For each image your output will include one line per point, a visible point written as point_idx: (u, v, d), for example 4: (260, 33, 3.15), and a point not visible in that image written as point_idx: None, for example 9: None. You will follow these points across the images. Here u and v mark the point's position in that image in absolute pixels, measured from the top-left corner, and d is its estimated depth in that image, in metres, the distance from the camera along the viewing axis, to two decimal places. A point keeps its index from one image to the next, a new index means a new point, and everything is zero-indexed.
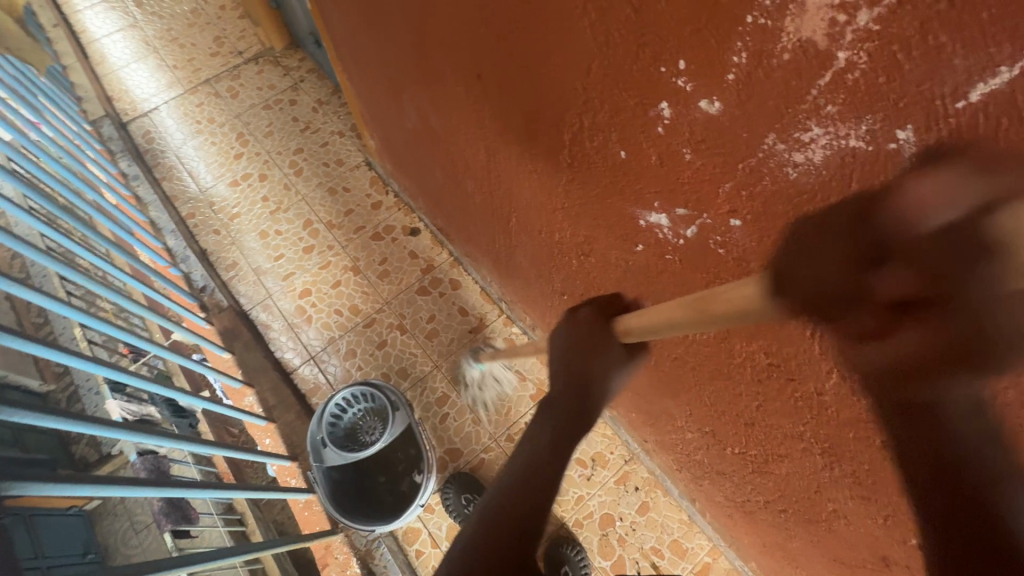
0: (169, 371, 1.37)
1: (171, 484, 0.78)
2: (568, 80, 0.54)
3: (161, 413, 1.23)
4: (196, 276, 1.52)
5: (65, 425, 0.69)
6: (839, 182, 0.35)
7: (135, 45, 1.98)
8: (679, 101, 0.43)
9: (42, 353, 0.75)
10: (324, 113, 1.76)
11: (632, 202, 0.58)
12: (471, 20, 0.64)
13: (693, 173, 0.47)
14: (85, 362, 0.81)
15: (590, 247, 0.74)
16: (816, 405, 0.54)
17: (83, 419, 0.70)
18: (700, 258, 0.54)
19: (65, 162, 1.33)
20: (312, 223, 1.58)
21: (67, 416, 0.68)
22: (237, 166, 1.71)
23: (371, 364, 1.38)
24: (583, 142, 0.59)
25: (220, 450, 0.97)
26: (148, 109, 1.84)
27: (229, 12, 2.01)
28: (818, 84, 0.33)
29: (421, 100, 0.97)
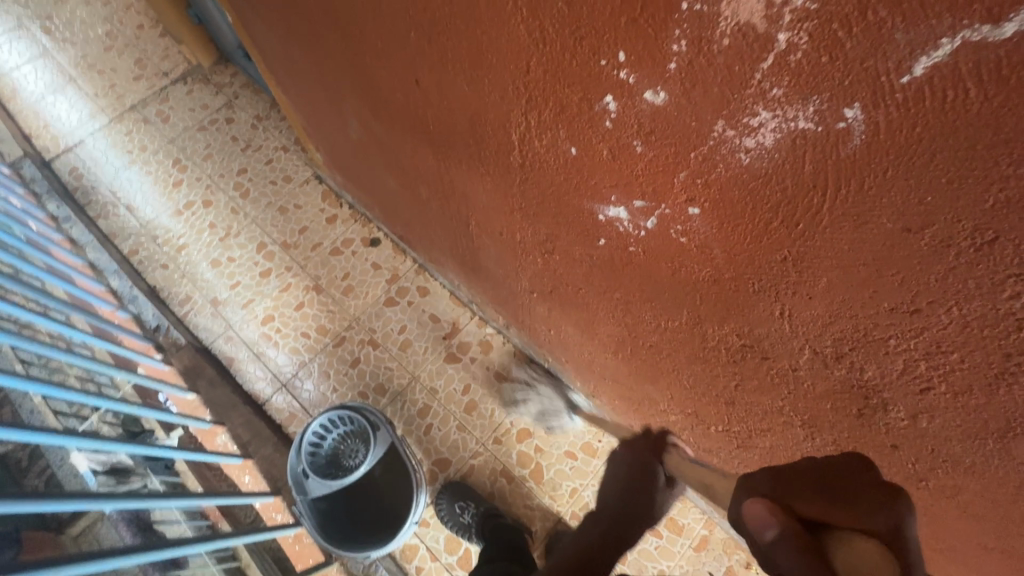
0: None
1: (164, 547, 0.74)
2: (508, 79, 0.52)
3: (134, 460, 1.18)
4: (147, 317, 1.44)
5: (49, 505, 0.64)
6: (793, 164, 0.35)
7: (50, 76, 1.85)
8: (624, 94, 0.41)
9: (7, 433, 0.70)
10: (264, 129, 1.68)
11: (589, 197, 0.56)
12: (403, 25, 0.60)
13: (647, 165, 0.46)
14: (50, 435, 0.76)
15: (553, 245, 0.73)
16: (791, 380, 0.54)
17: (64, 496, 0.66)
18: (665, 247, 0.53)
19: None
20: (266, 246, 1.52)
21: (49, 497, 0.64)
22: (178, 194, 1.62)
23: (347, 384, 1.34)
24: (533, 141, 0.56)
25: (206, 498, 0.93)
26: (72, 144, 1.72)
27: (148, 31, 1.89)
28: (761, 68, 0.31)
29: (362, 110, 0.93)
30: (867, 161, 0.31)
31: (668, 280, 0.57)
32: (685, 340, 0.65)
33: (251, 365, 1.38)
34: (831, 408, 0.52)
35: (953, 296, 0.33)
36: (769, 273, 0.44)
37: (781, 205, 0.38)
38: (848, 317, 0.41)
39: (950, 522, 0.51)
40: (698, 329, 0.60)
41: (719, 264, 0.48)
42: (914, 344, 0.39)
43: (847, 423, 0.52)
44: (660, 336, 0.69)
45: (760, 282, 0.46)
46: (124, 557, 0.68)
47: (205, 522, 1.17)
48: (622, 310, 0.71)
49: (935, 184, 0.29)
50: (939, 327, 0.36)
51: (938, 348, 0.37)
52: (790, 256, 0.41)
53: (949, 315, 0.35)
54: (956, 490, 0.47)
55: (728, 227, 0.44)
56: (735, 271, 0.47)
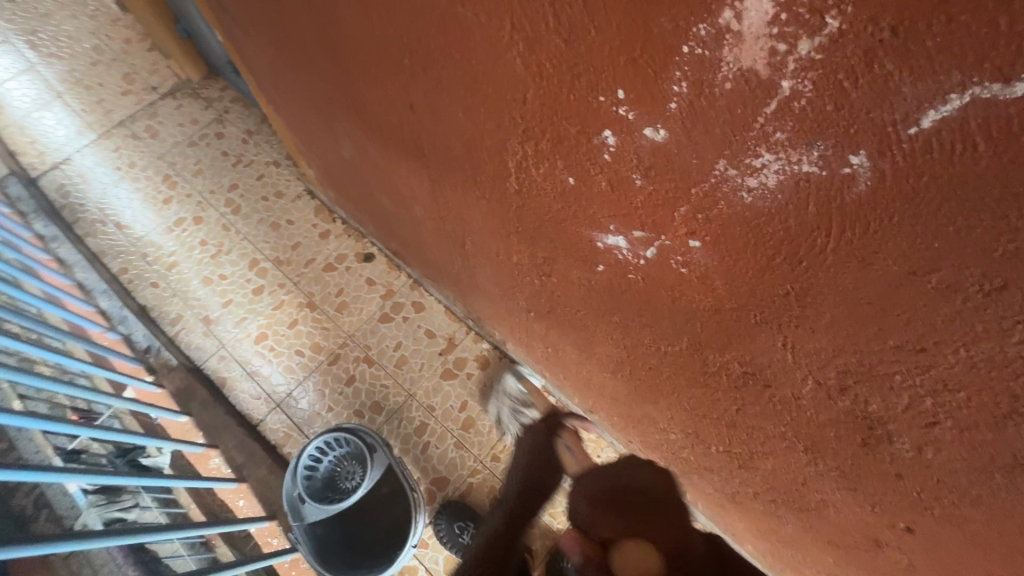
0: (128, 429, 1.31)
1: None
2: (504, 110, 0.51)
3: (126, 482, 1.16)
4: (138, 336, 1.42)
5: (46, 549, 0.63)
6: (797, 204, 0.34)
7: (35, 92, 1.82)
8: (623, 130, 0.41)
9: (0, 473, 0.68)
10: (254, 143, 1.67)
11: (588, 225, 0.56)
12: (397, 52, 0.60)
13: (647, 199, 0.45)
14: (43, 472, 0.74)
15: (550, 268, 0.72)
16: (794, 408, 0.54)
17: (60, 537, 0.64)
18: (665, 276, 0.52)
19: None
20: (258, 262, 1.50)
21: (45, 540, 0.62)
22: (168, 211, 1.60)
23: (342, 403, 1.32)
24: (530, 169, 0.56)
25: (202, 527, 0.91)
26: (59, 161, 1.70)
27: (136, 45, 1.87)
28: (764, 112, 0.31)
29: (354, 131, 0.92)
30: (874, 206, 0.30)
31: (668, 308, 0.56)
32: (685, 365, 0.64)
33: (244, 384, 1.36)
34: (835, 436, 0.52)
35: (961, 338, 0.33)
36: (772, 307, 0.44)
37: (785, 244, 0.37)
38: (853, 352, 0.41)
39: (955, 550, 0.51)
40: (698, 355, 0.60)
41: (720, 296, 0.48)
42: (919, 381, 0.38)
43: (850, 451, 0.51)
44: (660, 359, 0.68)
45: (763, 315, 0.45)
46: None
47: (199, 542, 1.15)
48: (621, 333, 0.71)
49: (942, 231, 0.29)
50: (945, 366, 0.35)
51: (944, 385, 0.37)
52: (793, 292, 0.40)
53: (957, 356, 0.34)
54: (963, 521, 0.47)
55: (730, 261, 0.43)
56: (736, 303, 0.47)
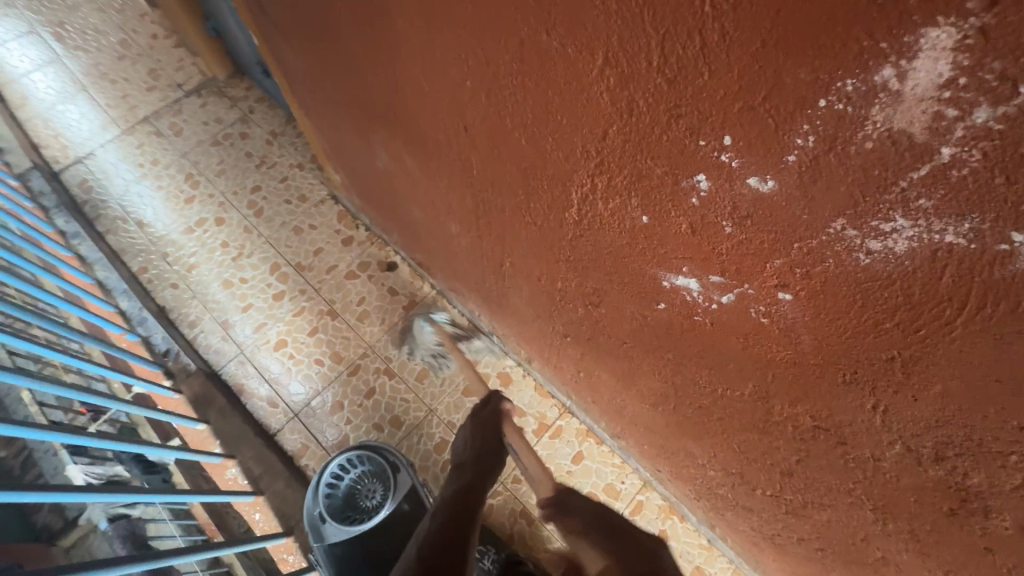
0: (134, 423, 1.32)
1: None
2: (577, 141, 0.48)
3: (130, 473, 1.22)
4: (157, 340, 1.39)
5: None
6: (928, 273, 0.31)
7: (60, 85, 1.81)
8: (719, 176, 0.38)
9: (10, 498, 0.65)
10: (279, 145, 1.65)
11: (655, 264, 0.53)
12: (458, 73, 0.57)
13: (734, 246, 0.42)
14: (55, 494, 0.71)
15: (599, 298, 0.69)
16: (870, 468, 0.50)
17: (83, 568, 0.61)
18: (741, 324, 0.49)
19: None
20: (280, 267, 1.48)
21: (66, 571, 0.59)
22: (190, 210, 1.58)
23: (361, 415, 1.30)
24: (596, 203, 0.53)
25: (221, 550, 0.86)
26: (82, 155, 1.68)
27: (162, 41, 1.86)
28: (910, 177, 0.28)
29: (393, 143, 0.90)
30: None
31: (736, 352, 0.53)
32: (744, 410, 0.61)
33: (261, 391, 1.34)
34: (916, 500, 0.48)
35: None
36: (869, 369, 0.41)
37: (902, 309, 0.34)
38: (961, 425, 0.38)
39: None
40: (761, 402, 0.57)
41: (804, 350, 0.45)
42: None
43: (932, 518, 0.48)
44: (712, 400, 0.65)
45: (856, 377, 0.43)
46: None
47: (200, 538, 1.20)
48: (672, 370, 0.68)
49: None
50: None
51: None
52: (899, 357, 0.37)
53: None
54: None
55: (824, 318, 0.40)
56: (823, 358, 0.44)
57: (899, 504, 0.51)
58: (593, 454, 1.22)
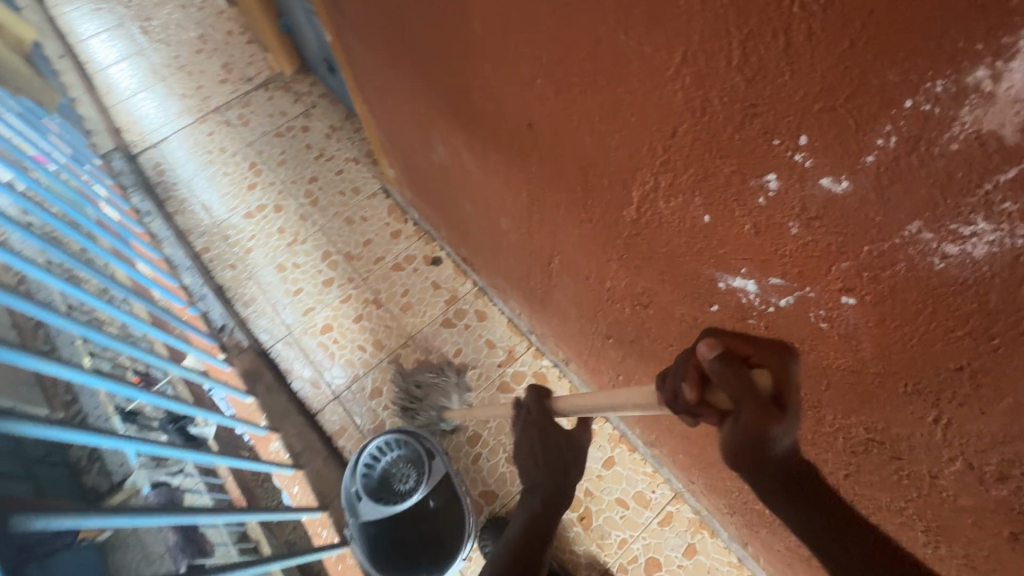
0: None
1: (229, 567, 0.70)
2: (644, 139, 0.50)
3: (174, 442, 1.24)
4: (214, 315, 1.47)
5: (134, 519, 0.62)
6: (1008, 280, 0.31)
7: (142, 75, 1.95)
8: (791, 175, 0.39)
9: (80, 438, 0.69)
10: (337, 139, 1.72)
11: (713, 265, 0.54)
12: (529, 70, 0.59)
13: (799, 248, 0.43)
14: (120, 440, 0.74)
15: (649, 299, 0.70)
16: (926, 486, 0.49)
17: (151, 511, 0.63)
18: (797, 329, 0.50)
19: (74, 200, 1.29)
20: (331, 255, 1.54)
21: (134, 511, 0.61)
22: (252, 196, 1.67)
23: (398, 402, 1.34)
24: (656, 201, 0.54)
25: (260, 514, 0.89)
26: (157, 141, 1.80)
27: (237, 38, 1.98)
28: (995, 179, 0.28)
29: (453, 138, 0.93)
30: None
31: None
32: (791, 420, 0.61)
33: (306, 372, 1.40)
34: (974, 523, 0.47)
35: None
36: (936, 379, 0.40)
37: (976, 317, 0.34)
38: None
39: None
40: (811, 412, 0.56)
41: (865, 357, 0.45)
42: None
43: (991, 544, 0.47)
44: None
45: (922, 388, 0.42)
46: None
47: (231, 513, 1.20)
48: None
49: None
50: None
51: None
52: (969, 367, 0.37)
53: None
54: None
55: (890, 325, 0.40)
56: (885, 367, 0.44)
57: (955, 527, 0.49)
58: (625, 461, 1.22)
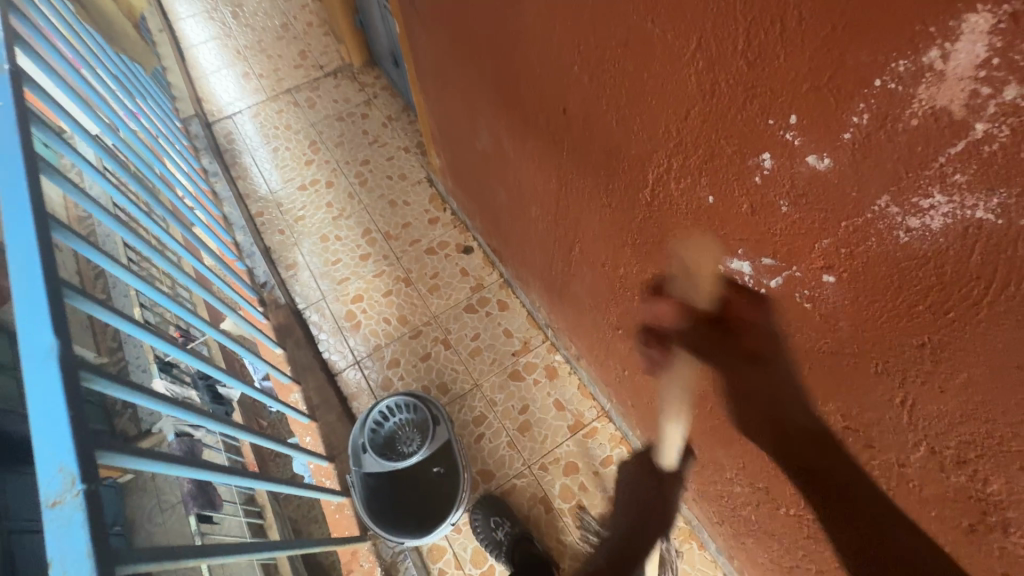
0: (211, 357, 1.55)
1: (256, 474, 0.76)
2: (662, 122, 0.55)
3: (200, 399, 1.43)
4: (258, 272, 1.58)
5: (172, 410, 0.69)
6: (959, 251, 0.34)
7: (227, 54, 2.13)
8: (783, 155, 0.43)
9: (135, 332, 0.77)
10: (392, 129, 1.84)
11: (714, 246, 0.58)
12: (568, 58, 0.65)
13: (788, 226, 0.47)
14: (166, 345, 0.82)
15: (657, 286, 0.74)
16: (896, 477, 0.51)
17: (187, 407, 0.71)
18: (785, 311, 0.53)
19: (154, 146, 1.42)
20: (371, 232, 1.64)
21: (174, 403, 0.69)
22: (307, 171, 1.79)
23: (413, 375, 1.40)
24: (668, 183, 0.59)
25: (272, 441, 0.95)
26: (231, 113, 1.97)
27: (315, 29, 2.14)
28: (948, 152, 0.32)
29: (496, 126, 1.01)
30: None
31: (778, 343, 0.57)
32: (777, 410, 0.63)
33: (333, 336, 1.49)
34: (937, 516, 0.48)
35: None
36: (904, 360, 0.43)
37: (935, 290, 0.37)
38: (985, 421, 0.39)
39: None
40: (795, 401, 0.59)
41: (843, 337, 0.48)
42: None
43: (951, 537, 0.48)
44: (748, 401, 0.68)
45: (891, 370, 0.45)
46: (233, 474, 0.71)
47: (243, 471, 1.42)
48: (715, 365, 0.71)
49: None
50: None
51: None
52: (930, 344, 0.40)
53: None
54: None
55: (863, 303, 0.44)
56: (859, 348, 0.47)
57: (918, 519, 0.51)
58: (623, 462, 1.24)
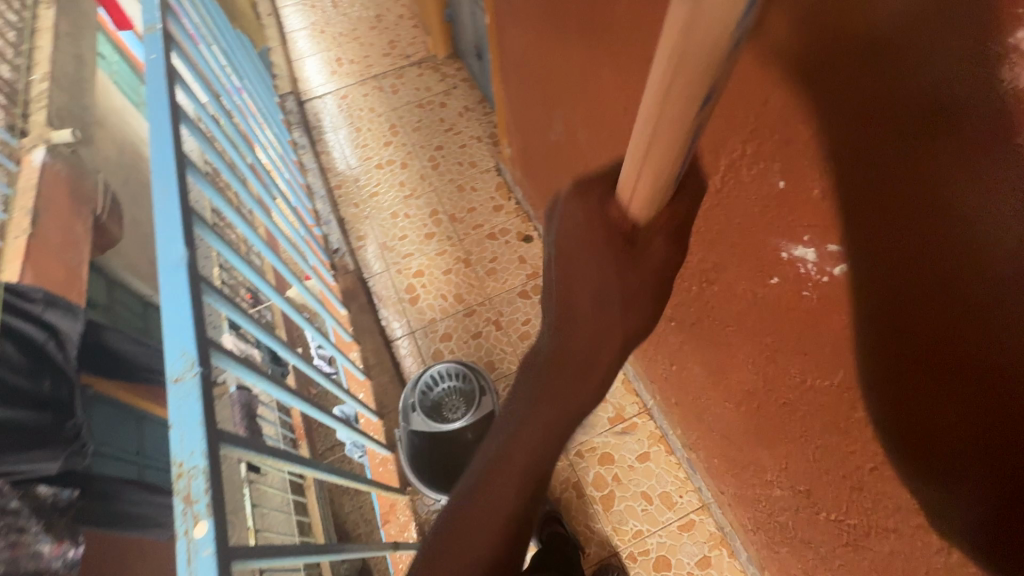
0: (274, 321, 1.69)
1: (301, 396, 0.86)
2: (739, 109, 0.57)
3: (261, 358, 1.58)
4: (332, 239, 1.70)
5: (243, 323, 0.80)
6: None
7: (324, 40, 2.29)
8: (859, 139, 0.45)
9: (230, 258, 0.88)
10: (467, 119, 1.92)
11: (780, 233, 0.59)
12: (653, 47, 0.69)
13: (857, 211, 0.48)
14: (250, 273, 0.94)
15: (716, 275, 0.76)
16: None
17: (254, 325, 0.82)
18: (844, 299, 0.54)
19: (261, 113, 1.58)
20: (438, 213, 1.72)
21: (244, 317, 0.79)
22: (384, 151, 1.91)
23: (463, 350, 1.47)
24: (739, 170, 0.61)
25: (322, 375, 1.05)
26: (321, 94, 2.12)
27: (406, 21, 2.26)
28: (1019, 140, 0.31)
29: (573, 115, 1.05)
30: None
31: (835, 335, 0.57)
32: (827, 405, 0.63)
33: (393, 306, 1.58)
34: None
35: None
36: (961, 373, 0.41)
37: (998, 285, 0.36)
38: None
39: None
40: (847, 395, 0.59)
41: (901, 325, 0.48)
42: None
43: None
44: (799, 395, 0.68)
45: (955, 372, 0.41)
46: (277, 386, 0.81)
47: (290, 435, 1.60)
48: (768, 358, 0.72)
49: None
50: None
51: None
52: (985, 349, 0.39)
53: None
54: None
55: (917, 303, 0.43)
56: (917, 352, 0.45)
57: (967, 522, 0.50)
58: (660, 460, 1.25)
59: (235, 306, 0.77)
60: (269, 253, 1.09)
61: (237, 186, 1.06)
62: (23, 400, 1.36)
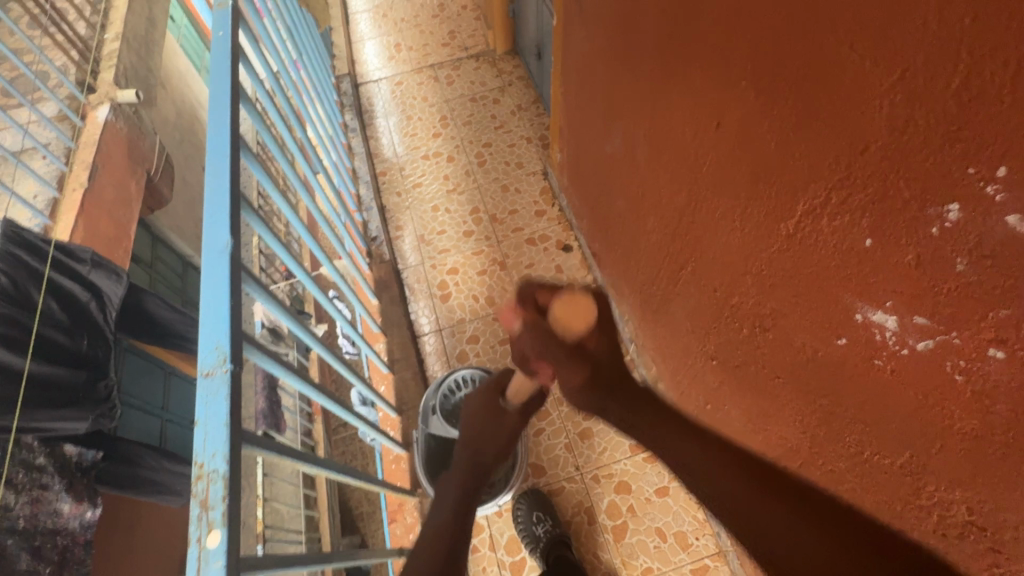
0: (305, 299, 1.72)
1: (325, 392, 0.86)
2: (830, 155, 0.53)
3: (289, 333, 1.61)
4: (372, 226, 1.69)
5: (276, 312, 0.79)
6: None
7: (385, 24, 2.28)
8: (975, 208, 0.39)
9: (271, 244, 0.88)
10: (519, 118, 1.88)
11: (856, 293, 0.54)
12: (738, 72, 0.64)
13: (960, 287, 0.42)
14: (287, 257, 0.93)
15: (772, 322, 0.71)
16: None
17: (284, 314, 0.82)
18: (926, 378, 0.49)
19: (317, 93, 1.58)
20: (479, 212, 1.70)
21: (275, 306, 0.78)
22: (432, 143, 1.89)
23: (488, 355, 1.47)
24: (820, 220, 0.57)
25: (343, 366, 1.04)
26: (375, 79, 2.12)
27: (468, 12, 2.23)
28: None
29: (634, 131, 1.00)
30: None
31: (906, 415, 0.52)
32: (884, 484, 0.58)
33: (423, 302, 1.57)
34: None
35: None
36: None
37: None
38: None
39: None
40: (911, 479, 0.54)
41: (994, 422, 0.42)
42: None
43: None
44: (850, 466, 0.63)
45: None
46: (301, 380, 0.80)
47: (308, 409, 1.61)
48: (819, 420, 0.67)
49: None
50: None
51: None
52: None
53: None
54: None
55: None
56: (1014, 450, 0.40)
57: None
58: (678, 497, 1.20)
59: (267, 294, 0.76)
60: (309, 237, 1.08)
61: (287, 169, 1.05)
62: (60, 358, 1.40)
